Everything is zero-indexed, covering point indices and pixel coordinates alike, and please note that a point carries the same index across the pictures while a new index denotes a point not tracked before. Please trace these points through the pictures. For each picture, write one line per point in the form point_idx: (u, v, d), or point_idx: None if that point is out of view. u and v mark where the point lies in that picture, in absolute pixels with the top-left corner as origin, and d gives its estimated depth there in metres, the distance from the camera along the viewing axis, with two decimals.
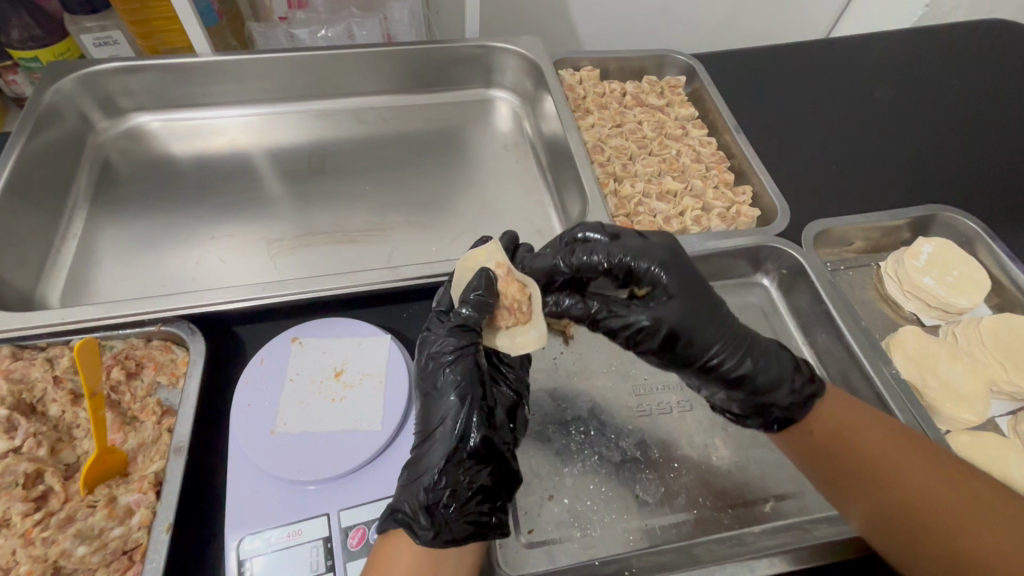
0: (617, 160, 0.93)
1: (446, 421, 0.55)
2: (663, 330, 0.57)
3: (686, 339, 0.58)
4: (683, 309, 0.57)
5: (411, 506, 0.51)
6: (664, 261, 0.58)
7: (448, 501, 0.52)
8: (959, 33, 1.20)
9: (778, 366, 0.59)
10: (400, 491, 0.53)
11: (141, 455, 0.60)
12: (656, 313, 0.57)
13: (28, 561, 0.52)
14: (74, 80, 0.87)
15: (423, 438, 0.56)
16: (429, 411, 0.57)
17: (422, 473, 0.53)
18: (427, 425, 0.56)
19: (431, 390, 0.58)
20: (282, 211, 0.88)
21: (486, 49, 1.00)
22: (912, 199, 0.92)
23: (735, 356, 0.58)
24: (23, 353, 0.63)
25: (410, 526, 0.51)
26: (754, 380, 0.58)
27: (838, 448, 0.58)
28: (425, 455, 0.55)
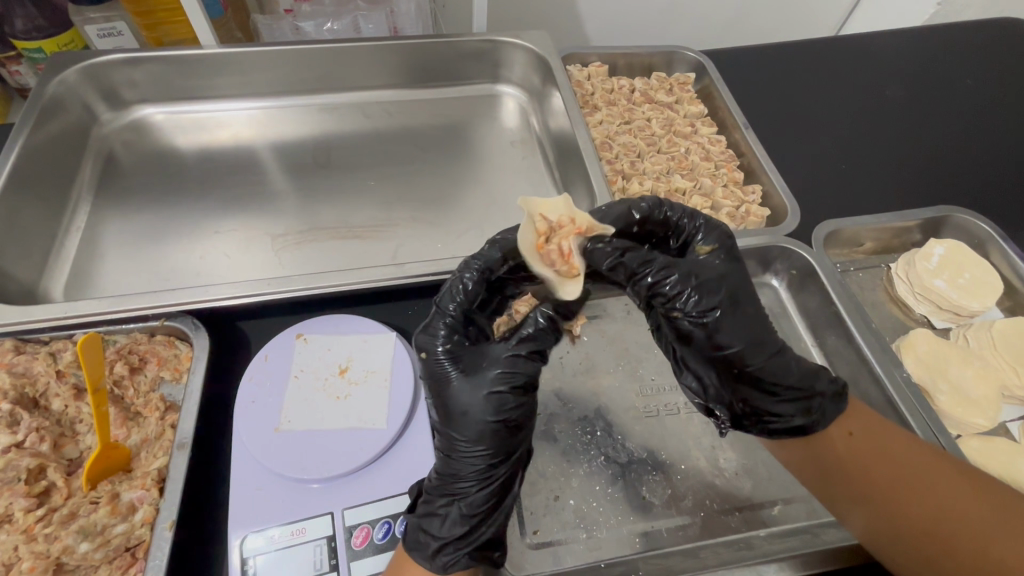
0: (625, 158, 0.92)
1: (489, 454, 0.52)
2: (711, 294, 0.56)
3: (727, 321, 0.56)
4: (729, 283, 0.57)
5: (459, 542, 0.51)
6: (719, 232, 0.60)
7: (494, 534, 0.53)
8: (973, 31, 1.18)
9: (797, 368, 0.58)
10: (434, 524, 0.52)
11: (145, 451, 0.60)
12: (712, 275, 0.56)
13: (30, 557, 0.52)
14: (78, 71, 0.87)
15: (460, 467, 0.52)
16: (463, 440, 0.52)
17: (464, 507, 0.52)
18: (460, 454, 0.52)
19: (468, 416, 0.52)
20: (287, 205, 0.88)
21: (494, 43, 0.99)
22: (923, 200, 0.91)
23: (762, 346, 0.57)
24: (25, 347, 0.63)
25: (458, 564, 0.50)
26: (772, 374, 0.57)
27: (841, 459, 0.58)
28: (465, 488, 0.52)
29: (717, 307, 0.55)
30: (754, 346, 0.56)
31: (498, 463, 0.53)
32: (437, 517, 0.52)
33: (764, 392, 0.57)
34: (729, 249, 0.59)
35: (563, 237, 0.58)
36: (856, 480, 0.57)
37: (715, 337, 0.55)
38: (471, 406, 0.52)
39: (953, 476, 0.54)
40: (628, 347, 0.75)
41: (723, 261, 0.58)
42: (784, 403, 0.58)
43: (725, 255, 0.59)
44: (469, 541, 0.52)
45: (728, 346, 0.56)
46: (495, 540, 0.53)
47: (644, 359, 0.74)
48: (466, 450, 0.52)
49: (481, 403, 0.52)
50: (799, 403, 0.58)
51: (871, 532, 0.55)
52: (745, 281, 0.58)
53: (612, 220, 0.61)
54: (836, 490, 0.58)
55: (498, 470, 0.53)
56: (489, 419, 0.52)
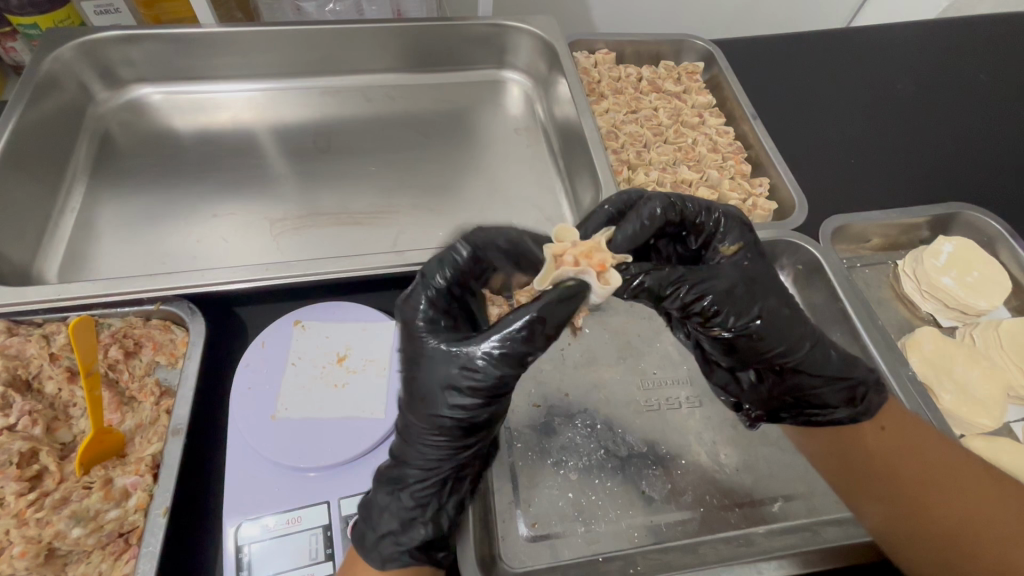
0: (631, 147, 0.91)
1: (440, 449, 0.51)
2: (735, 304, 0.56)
3: (770, 332, 0.55)
4: (766, 295, 0.55)
5: (400, 536, 0.51)
6: (744, 232, 0.58)
7: (436, 533, 0.52)
8: (986, 26, 1.16)
9: (839, 361, 0.58)
10: (378, 509, 0.52)
11: (139, 436, 0.59)
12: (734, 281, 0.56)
13: (21, 541, 0.51)
14: (74, 47, 0.85)
15: (409, 460, 0.52)
16: (416, 430, 0.51)
17: (409, 499, 0.51)
18: (415, 441, 0.51)
19: (422, 409, 0.50)
20: (286, 190, 0.86)
21: (501, 28, 0.97)
22: (934, 196, 0.89)
23: (802, 338, 0.56)
24: (17, 328, 0.62)
25: (397, 560, 0.50)
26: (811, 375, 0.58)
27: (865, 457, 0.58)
28: (412, 476, 0.52)
29: (758, 318, 0.54)
30: (799, 354, 0.57)
31: (447, 458, 0.51)
32: (381, 506, 0.52)
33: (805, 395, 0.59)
34: (753, 247, 0.57)
35: (586, 251, 0.50)
36: (882, 478, 0.57)
37: (759, 347, 0.56)
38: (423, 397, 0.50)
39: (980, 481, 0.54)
40: (630, 341, 0.74)
41: (750, 262, 0.56)
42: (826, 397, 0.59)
43: (753, 259, 0.57)
44: (408, 537, 0.51)
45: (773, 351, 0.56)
46: (438, 539, 0.52)
47: (646, 353, 0.73)
48: (418, 441, 0.51)
49: (432, 397, 0.50)
50: (844, 394, 0.58)
51: (886, 531, 0.55)
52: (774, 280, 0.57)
53: (634, 235, 0.53)
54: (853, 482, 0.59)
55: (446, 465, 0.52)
56: (442, 414, 0.50)
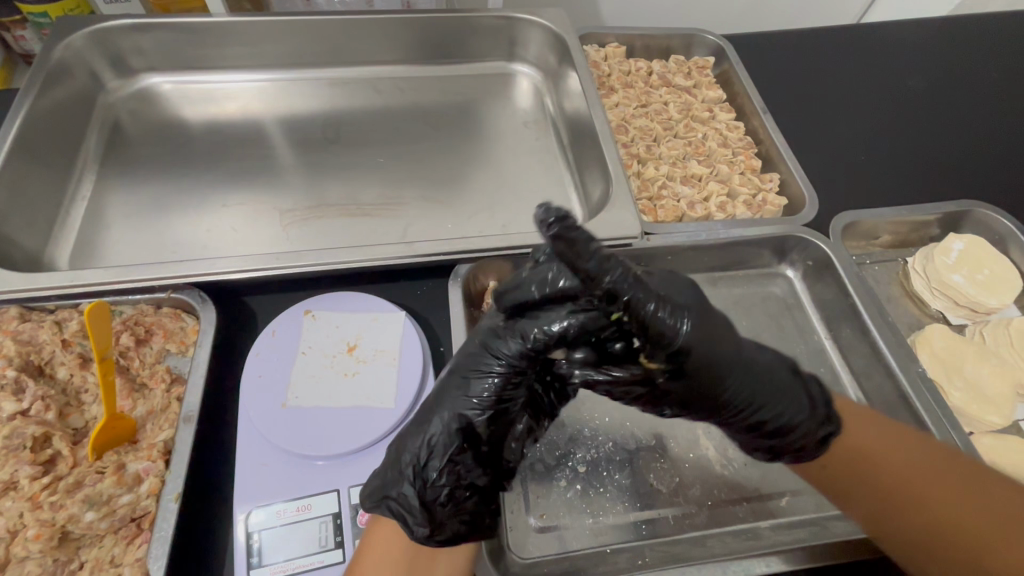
0: (641, 141, 0.90)
1: (472, 399, 0.49)
2: (655, 345, 0.45)
3: (697, 393, 0.49)
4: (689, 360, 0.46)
5: (402, 497, 0.48)
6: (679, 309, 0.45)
7: (445, 512, 0.48)
8: (998, 23, 1.16)
9: (793, 405, 0.52)
10: (392, 470, 0.49)
11: (150, 422, 0.59)
12: (673, 325, 0.44)
13: (36, 524, 0.51)
14: (85, 36, 0.85)
15: (442, 416, 0.49)
16: (466, 372, 0.50)
17: (425, 457, 0.48)
18: (453, 388, 0.50)
19: (480, 356, 0.50)
20: (295, 180, 0.86)
21: (511, 20, 0.97)
22: (946, 193, 0.89)
23: (770, 389, 0.51)
24: (30, 315, 0.62)
25: (399, 518, 0.48)
26: (778, 410, 0.52)
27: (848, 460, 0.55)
28: (438, 425, 0.49)
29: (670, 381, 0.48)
30: (761, 375, 0.50)
31: (483, 421, 0.49)
32: (400, 465, 0.49)
33: (778, 434, 0.53)
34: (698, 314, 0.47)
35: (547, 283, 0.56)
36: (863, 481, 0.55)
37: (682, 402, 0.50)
38: (488, 347, 0.50)
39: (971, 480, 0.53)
40: None
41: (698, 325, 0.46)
42: (797, 421, 0.53)
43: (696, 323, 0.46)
44: (411, 499, 0.48)
45: (731, 392, 0.49)
46: (436, 512, 0.48)
47: None
48: (460, 390, 0.49)
49: (500, 342, 0.49)
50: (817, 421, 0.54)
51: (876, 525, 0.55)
52: (704, 298, 0.49)
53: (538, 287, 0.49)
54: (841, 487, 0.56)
55: (478, 426, 0.48)
56: (499, 362, 0.49)
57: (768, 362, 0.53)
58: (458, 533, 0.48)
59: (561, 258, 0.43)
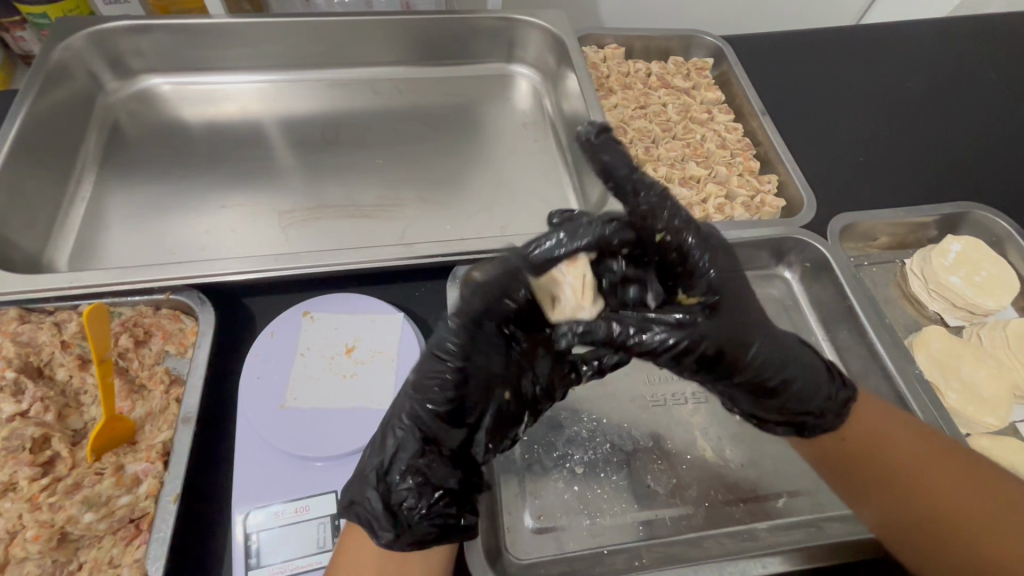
0: (639, 143, 0.91)
1: (435, 402, 0.48)
2: (691, 277, 0.48)
3: (738, 340, 0.49)
4: (727, 301, 0.49)
5: (365, 504, 0.48)
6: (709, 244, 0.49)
7: (412, 516, 0.48)
8: (996, 25, 1.16)
9: (803, 374, 0.52)
10: (358, 479, 0.50)
11: (149, 424, 0.60)
12: (703, 263, 0.48)
13: (35, 526, 0.51)
14: (85, 37, 0.85)
15: (398, 421, 0.50)
16: (416, 376, 0.49)
17: (389, 462, 0.49)
18: (410, 392, 0.49)
19: (425, 360, 0.48)
20: (294, 182, 0.86)
21: (510, 22, 0.97)
22: (943, 194, 0.89)
23: (786, 357, 0.51)
24: (29, 316, 0.63)
25: (365, 523, 0.48)
26: (798, 374, 0.52)
27: (859, 451, 0.55)
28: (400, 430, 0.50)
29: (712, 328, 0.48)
30: (770, 324, 0.53)
31: (435, 421, 0.49)
32: (364, 471, 0.50)
33: (791, 406, 0.53)
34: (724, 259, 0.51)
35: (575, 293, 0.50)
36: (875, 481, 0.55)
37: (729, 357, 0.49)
38: (433, 349, 0.48)
39: (978, 475, 0.53)
40: None
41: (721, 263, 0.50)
42: (817, 392, 0.53)
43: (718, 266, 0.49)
44: (374, 504, 0.48)
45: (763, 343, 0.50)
46: (402, 515, 0.48)
47: None
48: (417, 392, 0.49)
49: (444, 342, 0.47)
50: (826, 392, 0.54)
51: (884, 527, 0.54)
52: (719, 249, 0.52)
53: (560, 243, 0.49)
54: (854, 485, 0.56)
55: (429, 426, 0.49)
56: (446, 361, 0.47)
57: (775, 327, 0.53)
58: (433, 538, 0.49)
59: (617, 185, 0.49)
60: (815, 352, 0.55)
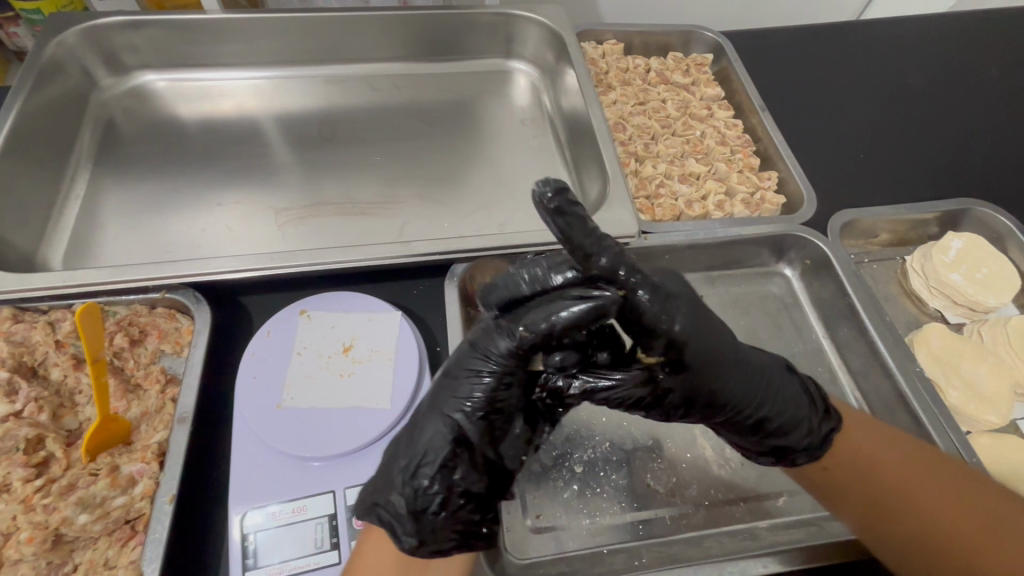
0: (639, 139, 0.90)
1: (465, 404, 0.48)
2: (652, 336, 0.47)
3: (704, 387, 0.50)
4: (702, 349, 0.49)
5: (389, 506, 0.47)
6: (668, 300, 0.47)
7: (436, 520, 0.47)
8: (997, 20, 1.15)
9: (784, 399, 0.54)
10: (382, 482, 0.49)
11: (145, 424, 0.59)
12: (666, 319, 0.47)
13: (29, 527, 0.51)
14: (78, 32, 0.84)
15: (435, 423, 0.48)
16: (458, 375, 0.49)
17: (414, 465, 0.48)
18: (441, 393, 0.49)
19: (470, 357, 0.49)
20: (291, 179, 0.85)
21: (508, 17, 0.96)
22: (944, 191, 0.88)
23: (763, 386, 0.53)
24: (23, 315, 0.62)
25: (389, 526, 0.47)
26: (777, 409, 0.53)
27: (844, 461, 0.55)
28: (427, 432, 0.48)
29: (677, 379, 0.49)
30: (750, 364, 0.52)
31: (473, 425, 0.48)
32: (390, 472, 0.48)
33: (773, 435, 0.54)
34: (694, 307, 0.50)
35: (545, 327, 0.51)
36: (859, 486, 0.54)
37: (698, 400, 0.51)
38: (477, 347, 0.49)
39: (961, 489, 0.53)
40: None
41: (691, 315, 0.49)
42: (799, 421, 0.54)
43: (692, 312, 0.49)
44: (400, 506, 0.47)
45: (734, 388, 0.51)
46: (425, 521, 0.47)
47: None
48: (450, 392, 0.49)
49: (490, 341, 0.48)
50: (805, 423, 0.54)
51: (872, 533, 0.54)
52: (694, 298, 0.51)
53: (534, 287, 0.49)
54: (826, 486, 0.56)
55: (469, 428, 0.47)
56: (489, 360, 0.48)
57: (757, 362, 0.54)
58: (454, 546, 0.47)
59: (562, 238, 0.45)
60: (799, 376, 0.57)
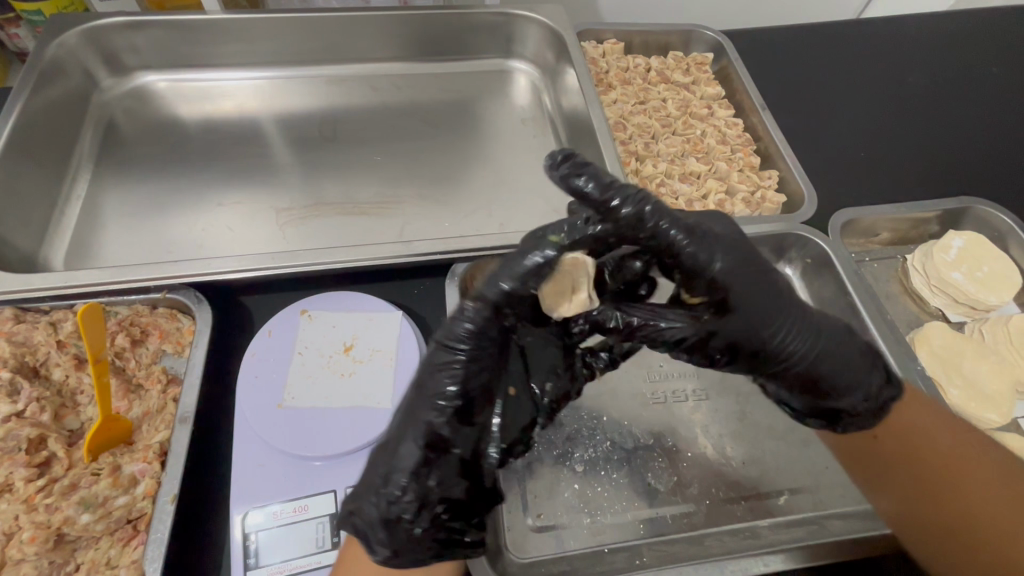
0: (639, 139, 0.90)
1: (440, 402, 0.46)
2: (692, 276, 0.48)
3: (748, 333, 0.50)
4: (744, 289, 0.48)
5: (364, 517, 0.46)
6: (706, 241, 0.47)
7: (410, 531, 0.46)
8: (997, 19, 1.15)
9: (824, 355, 0.52)
10: (359, 491, 0.47)
11: (146, 424, 0.59)
12: (708, 262, 0.47)
13: (31, 527, 0.51)
14: (78, 33, 0.84)
15: (406, 427, 0.47)
16: (426, 375, 0.47)
17: (388, 472, 0.46)
18: (415, 392, 0.47)
19: (440, 355, 0.47)
20: (292, 179, 0.86)
21: (508, 16, 0.96)
22: (945, 190, 0.88)
23: (808, 336, 0.51)
24: (25, 316, 0.62)
25: (366, 536, 0.47)
26: (818, 364, 0.52)
27: (892, 438, 0.57)
28: (401, 436, 0.47)
29: (721, 318, 0.49)
30: (793, 307, 0.51)
31: (450, 426, 0.47)
32: (364, 482, 0.47)
33: (824, 396, 0.54)
34: (738, 250, 0.49)
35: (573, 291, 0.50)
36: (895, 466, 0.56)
37: (741, 345, 0.50)
38: (445, 341, 0.47)
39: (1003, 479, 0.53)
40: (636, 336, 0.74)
41: (737, 257, 0.48)
42: (856, 385, 0.53)
43: (739, 256, 0.48)
44: (375, 518, 0.46)
45: (778, 336, 0.50)
46: (401, 531, 0.46)
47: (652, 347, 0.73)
48: (422, 393, 0.47)
49: (458, 332, 0.46)
50: (849, 386, 0.53)
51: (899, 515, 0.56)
52: (739, 240, 0.51)
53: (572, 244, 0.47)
54: (870, 464, 0.58)
55: (445, 428, 0.46)
56: (458, 350, 0.46)
57: (801, 310, 0.52)
58: (433, 551, 0.48)
59: (579, 195, 0.47)
60: (856, 338, 0.55)
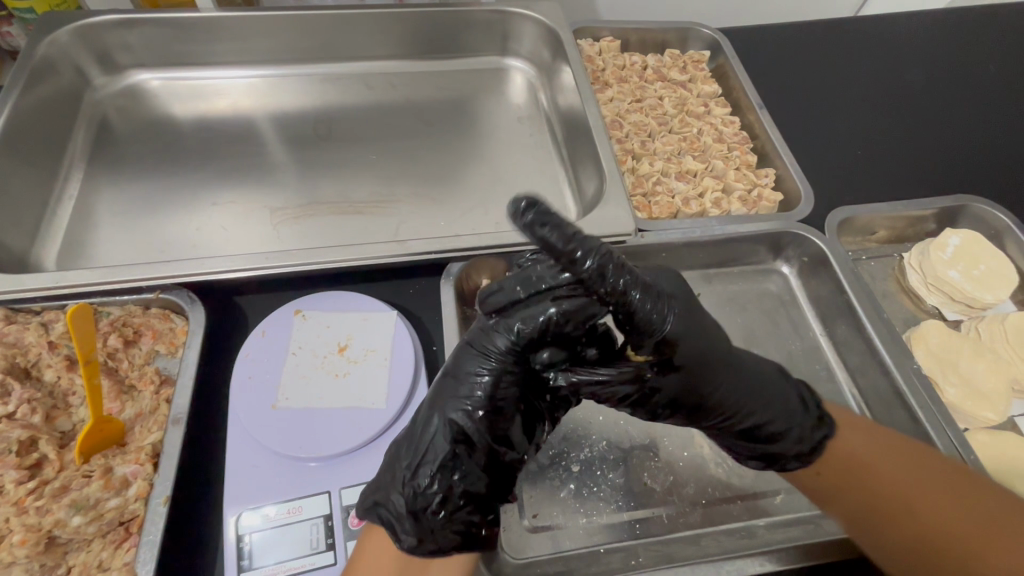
0: (635, 137, 0.90)
1: (470, 400, 0.48)
2: (645, 332, 0.45)
3: (692, 384, 0.49)
4: (693, 343, 0.48)
5: (391, 507, 0.47)
6: (661, 298, 0.46)
7: (436, 521, 0.46)
8: (994, 16, 1.15)
9: (777, 403, 0.53)
10: (387, 480, 0.49)
11: (139, 425, 0.59)
12: (660, 318, 0.45)
13: (21, 529, 0.50)
14: (70, 31, 0.84)
15: (434, 421, 0.49)
16: (459, 373, 0.49)
17: (413, 464, 0.48)
18: (443, 394, 0.50)
19: (469, 357, 0.49)
20: (286, 178, 0.85)
21: (504, 14, 0.96)
22: (942, 188, 0.88)
23: (761, 386, 0.53)
24: (15, 317, 0.61)
25: (391, 525, 0.47)
26: (774, 409, 0.53)
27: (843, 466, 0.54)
28: (430, 432, 0.49)
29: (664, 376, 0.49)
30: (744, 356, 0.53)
31: (474, 422, 0.48)
32: (393, 471, 0.49)
33: (766, 441, 0.54)
34: (688, 304, 0.50)
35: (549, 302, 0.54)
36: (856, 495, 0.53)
37: (685, 400, 0.50)
38: (477, 345, 0.50)
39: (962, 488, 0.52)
40: None
41: (684, 312, 0.49)
42: (792, 426, 0.54)
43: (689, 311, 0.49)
44: (403, 505, 0.47)
45: (727, 388, 0.51)
46: (427, 521, 0.46)
47: None
48: (453, 391, 0.49)
49: (487, 339, 0.49)
50: (797, 429, 0.54)
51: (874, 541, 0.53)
52: (688, 294, 0.51)
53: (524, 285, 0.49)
54: (834, 490, 0.55)
55: (471, 426, 0.48)
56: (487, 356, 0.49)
57: (753, 361, 0.54)
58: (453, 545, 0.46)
59: (545, 246, 0.42)
60: (795, 384, 0.56)
